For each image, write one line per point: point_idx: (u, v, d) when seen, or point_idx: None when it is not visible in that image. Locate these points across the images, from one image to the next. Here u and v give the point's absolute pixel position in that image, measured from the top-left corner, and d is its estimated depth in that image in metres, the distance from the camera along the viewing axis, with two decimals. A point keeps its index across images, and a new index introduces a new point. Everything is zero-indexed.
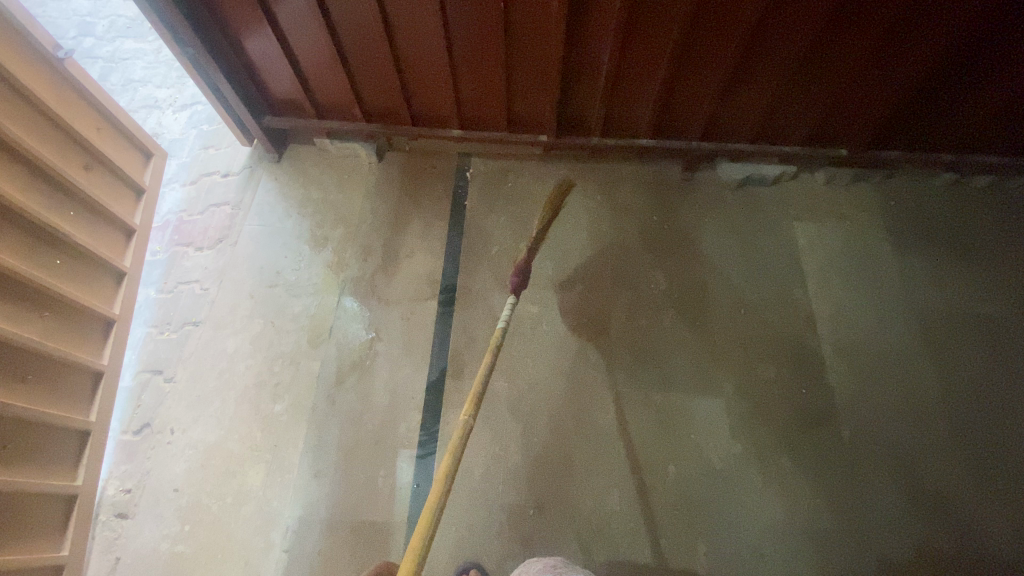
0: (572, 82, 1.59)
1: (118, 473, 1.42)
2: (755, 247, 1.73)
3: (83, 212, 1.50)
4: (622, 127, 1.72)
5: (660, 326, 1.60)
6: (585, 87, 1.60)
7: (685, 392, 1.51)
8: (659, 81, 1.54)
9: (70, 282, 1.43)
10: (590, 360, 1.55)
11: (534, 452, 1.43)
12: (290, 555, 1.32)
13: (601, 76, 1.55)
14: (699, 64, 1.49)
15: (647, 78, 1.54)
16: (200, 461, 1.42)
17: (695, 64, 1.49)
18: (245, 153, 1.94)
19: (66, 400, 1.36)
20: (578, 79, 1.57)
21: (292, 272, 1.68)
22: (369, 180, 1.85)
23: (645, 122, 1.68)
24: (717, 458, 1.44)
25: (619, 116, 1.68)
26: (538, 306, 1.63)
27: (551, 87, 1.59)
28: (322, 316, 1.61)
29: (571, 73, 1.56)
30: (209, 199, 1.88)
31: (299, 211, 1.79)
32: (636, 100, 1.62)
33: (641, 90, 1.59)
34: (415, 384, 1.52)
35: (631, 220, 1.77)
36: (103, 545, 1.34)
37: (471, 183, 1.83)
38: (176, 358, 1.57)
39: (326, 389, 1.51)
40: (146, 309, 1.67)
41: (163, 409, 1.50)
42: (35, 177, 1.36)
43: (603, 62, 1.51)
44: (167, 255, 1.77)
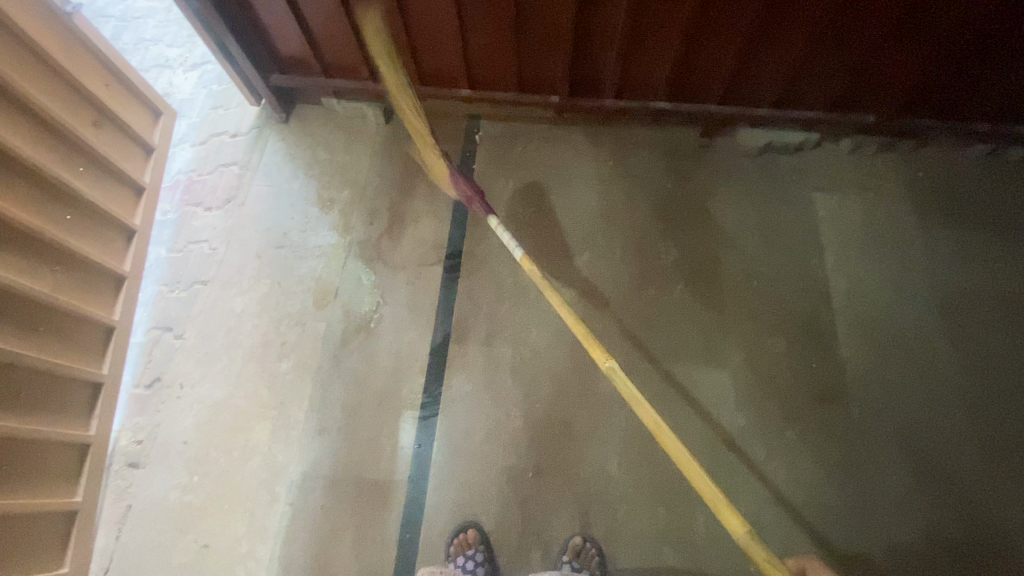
0: (586, 39, 1.51)
1: (129, 425, 1.46)
2: (773, 218, 1.66)
3: (91, 168, 1.50)
4: (637, 90, 1.65)
5: (668, 297, 1.56)
6: (599, 46, 1.53)
7: (692, 364, 1.48)
8: (678, 40, 1.46)
9: (80, 237, 1.44)
10: (596, 329, 1.53)
11: (536, 419, 1.43)
12: (293, 509, 1.35)
13: (615, 33, 1.47)
14: (719, 23, 1.41)
15: (664, 34, 1.46)
16: (207, 417, 1.45)
17: (716, 20, 1.40)
18: (253, 114, 1.92)
19: (78, 353, 1.39)
20: (591, 38, 1.51)
21: (299, 233, 1.68)
22: (377, 143, 1.82)
23: (661, 83, 1.61)
24: (720, 430, 1.41)
25: (634, 77, 1.61)
26: (543, 273, 1.61)
27: (563, 44, 1.52)
28: (328, 277, 1.61)
29: (584, 32, 1.49)
30: (218, 160, 1.87)
31: (306, 172, 1.78)
32: (652, 61, 1.55)
33: (658, 52, 1.51)
34: (420, 347, 1.53)
35: (644, 187, 1.71)
36: (116, 493, 1.39)
37: (480, 147, 1.80)
38: (185, 316, 1.59)
39: (331, 350, 1.52)
40: (157, 268, 1.69)
41: (172, 364, 1.52)
42: (40, 129, 1.35)
43: (618, 21, 1.44)
44: (177, 215, 1.78)
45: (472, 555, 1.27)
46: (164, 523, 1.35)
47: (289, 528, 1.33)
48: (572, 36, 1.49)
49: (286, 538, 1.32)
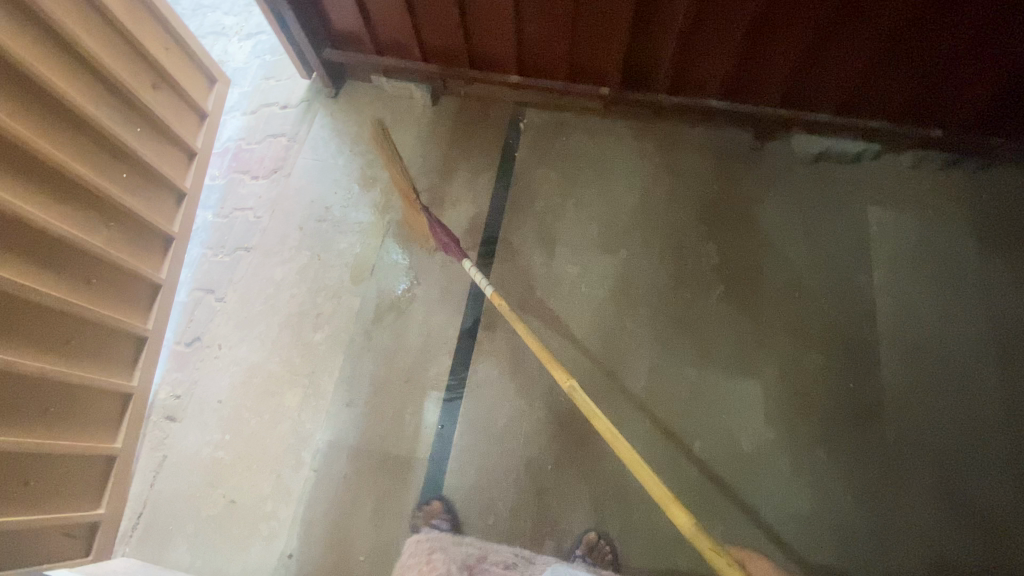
0: (644, 31, 1.47)
1: (169, 379, 1.52)
2: (821, 228, 1.61)
3: (148, 130, 1.55)
4: (691, 86, 1.60)
5: (705, 302, 1.52)
6: (657, 38, 1.48)
7: (724, 372, 1.45)
8: (739, 37, 1.41)
9: (135, 196, 1.50)
10: (627, 329, 1.51)
11: (558, 411, 1.43)
12: (317, 475, 1.39)
13: (674, 26, 1.43)
14: (786, 22, 1.35)
15: (725, 30, 1.41)
16: (242, 378, 1.50)
17: (784, 17, 1.34)
18: (303, 87, 1.95)
19: (128, 307, 1.45)
20: (649, 31, 1.47)
21: (341, 208, 1.71)
22: (422, 124, 1.83)
23: (717, 81, 1.56)
24: (747, 442, 1.39)
25: (690, 73, 1.56)
26: (577, 266, 1.59)
27: (618, 35, 1.48)
28: (366, 253, 1.65)
29: (642, 23, 1.45)
30: (268, 130, 1.92)
31: (351, 148, 1.81)
32: (710, 57, 1.50)
33: (717, 48, 1.47)
34: (449, 330, 1.54)
35: (689, 187, 1.67)
36: (152, 443, 1.45)
37: (523, 135, 1.79)
38: (227, 280, 1.64)
39: (363, 324, 1.56)
40: (203, 231, 1.75)
41: (213, 325, 1.58)
42: (103, 88, 1.40)
43: (678, 15, 1.40)
44: (226, 182, 1.84)
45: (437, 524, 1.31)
46: (195, 476, 1.40)
47: (313, 493, 1.37)
48: (630, 26, 1.45)
49: (309, 503, 1.36)
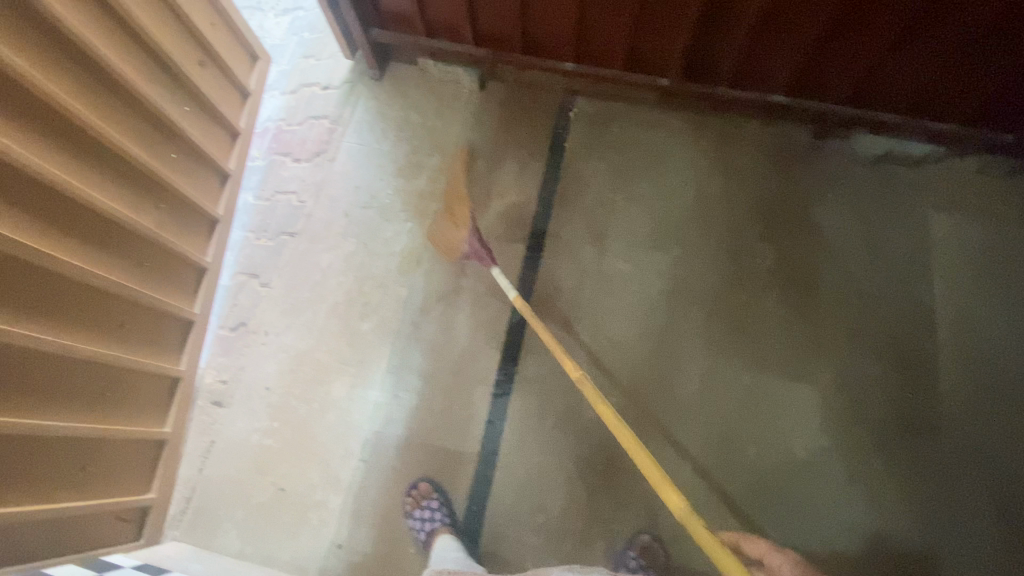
0: (715, 23, 1.40)
1: (214, 364, 1.51)
2: (881, 232, 1.56)
3: (195, 109, 1.51)
4: (755, 81, 1.55)
5: (762, 305, 1.50)
6: (726, 31, 1.42)
7: (780, 377, 1.43)
8: (813, 33, 1.35)
9: (183, 177, 1.46)
10: (681, 330, 1.48)
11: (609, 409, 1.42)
12: (366, 465, 1.38)
13: (746, 19, 1.37)
14: (865, 18, 1.29)
15: (800, 24, 1.35)
16: (290, 365, 1.48)
17: (864, 14, 1.28)
18: (346, 67, 1.90)
19: (176, 291, 1.43)
20: (718, 23, 1.40)
21: (387, 195, 1.68)
22: (469, 110, 1.78)
23: (784, 76, 1.50)
24: (802, 449, 1.37)
25: (756, 67, 1.50)
26: (629, 263, 1.56)
27: (687, 25, 1.42)
28: (412, 243, 1.62)
29: (713, 14, 1.38)
30: (309, 111, 1.87)
31: (396, 133, 1.76)
32: (779, 52, 1.44)
33: (788, 43, 1.41)
34: (497, 324, 1.52)
35: (745, 185, 1.63)
36: (200, 428, 1.45)
37: (574, 125, 1.74)
38: (271, 265, 1.61)
39: (411, 315, 1.54)
40: (244, 214, 1.71)
41: (258, 310, 1.56)
42: (154, 65, 1.36)
43: (751, 7, 1.33)
44: (267, 163, 1.80)
45: (427, 505, 1.31)
46: (245, 462, 1.40)
47: (362, 483, 1.37)
48: (701, 17, 1.38)
49: (358, 492, 1.36)
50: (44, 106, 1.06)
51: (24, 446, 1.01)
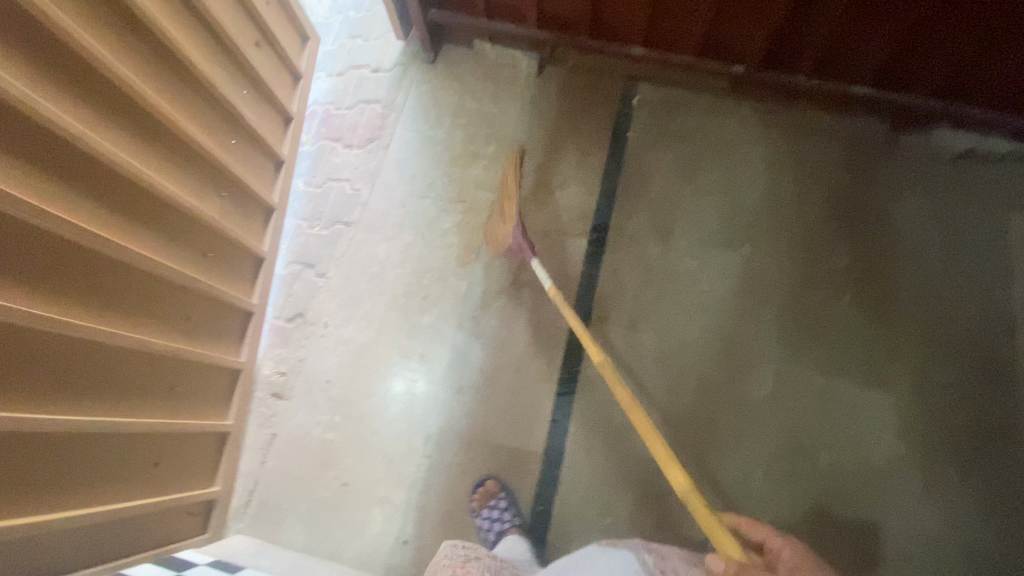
0: (799, 13, 1.32)
1: (272, 355, 1.50)
2: (961, 233, 1.51)
3: (251, 91, 1.46)
4: (836, 72, 1.48)
5: (833, 308, 1.47)
6: (812, 20, 1.34)
7: (852, 382, 1.40)
8: (905, 25, 1.27)
9: (241, 163, 1.42)
10: (750, 331, 1.45)
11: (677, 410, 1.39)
12: (429, 462, 1.37)
13: (834, 9, 1.29)
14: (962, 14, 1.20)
15: (890, 17, 1.26)
16: (350, 358, 1.46)
17: (961, 10, 1.20)
18: (396, 49, 1.83)
19: (235, 281, 1.40)
20: (804, 13, 1.32)
21: (443, 185, 1.63)
22: (526, 95, 1.71)
23: (868, 67, 1.43)
24: (876, 457, 1.35)
25: (839, 58, 1.43)
26: (696, 260, 1.52)
27: (771, 14, 1.34)
28: (470, 234, 1.58)
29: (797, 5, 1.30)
30: (359, 95, 1.82)
31: (451, 119, 1.70)
32: (866, 43, 1.36)
33: (876, 34, 1.32)
34: (559, 320, 1.48)
35: (816, 181, 1.58)
36: (260, 420, 1.43)
37: (637, 114, 1.67)
38: (328, 255, 1.59)
39: (471, 309, 1.50)
40: (296, 201, 1.68)
41: (316, 301, 1.54)
42: (213, 45, 1.30)
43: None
44: (317, 148, 1.76)
45: (495, 504, 1.30)
46: (307, 455, 1.39)
47: (426, 480, 1.36)
48: (789, 4, 1.31)
49: (421, 489, 1.35)
50: (112, 88, 1.01)
51: (98, 444, 0.99)
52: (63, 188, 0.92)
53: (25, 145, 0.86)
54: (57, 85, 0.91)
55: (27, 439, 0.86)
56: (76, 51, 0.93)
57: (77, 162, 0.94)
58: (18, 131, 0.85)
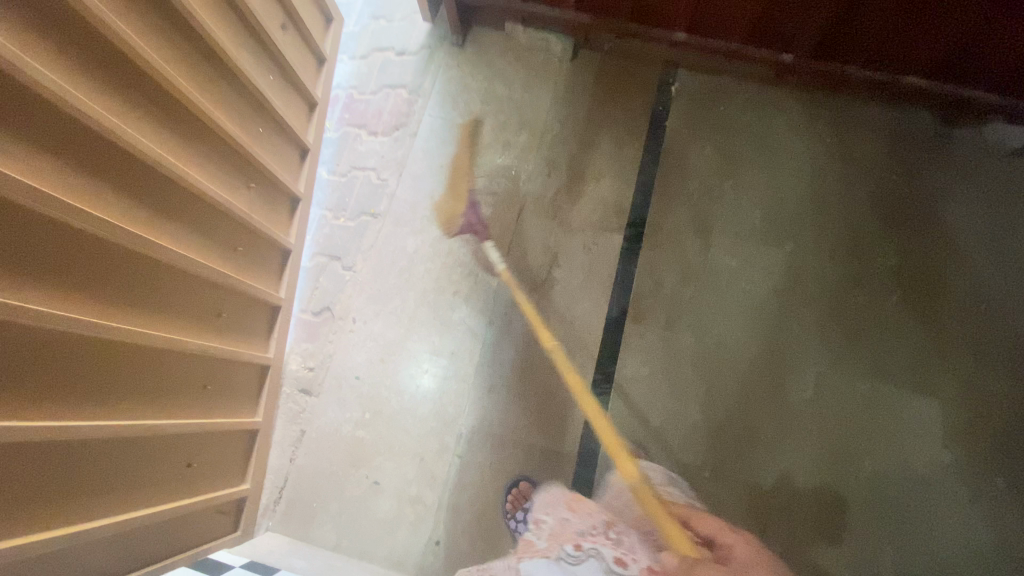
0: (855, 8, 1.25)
1: (300, 349, 1.47)
2: (1014, 234, 1.45)
3: (277, 76, 1.40)
4: (890, 63, 1.40)
5: (879, 310, 1.42)
6: (867, 15, 1.26)
7: (897, 388, 1.37)
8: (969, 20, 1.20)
9: (267, 152, 1.36)
10: (792, 333, 1.40)
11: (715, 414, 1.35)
12: (461, 461, 1.34)
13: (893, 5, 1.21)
14: None
15: (954, 12, 1.19)
16: (380, 355, 1.43)
17: None
18: (422, 30, 1.76)
19: (263, 274, 1.36)
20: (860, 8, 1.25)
21: (473, 176, 1.58)
22: (559, 82, 1.64)
23: (925, 59, 1.35)
24: (920, 464, 1.32)
25: (895, 50, 1.35)
26: (738, 258, 1.46)
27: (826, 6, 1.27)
28: (501, 228, 1.53)
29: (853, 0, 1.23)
30: (383, 79, 1.75)
31: (481, 106, 1.64)
32: (926, 38, 1.28)
33: (937, 29, 1.25)
34: (594, 319, 1.44)
35: (863, 177, 1.52)
36: (288, 416, 1.41)
37: (675, 103, 1.60)
38: (355, 247, 1.55)
39: (502, 306, 1.46)
40: (321, 190, 1.63)
41: (344, 295, 1.50)
42: (241, 27, 1.24)
43: None
44: (340, 135, 1.70)
45: (529, 508, 1.29)
46: (337, 453, 1.36)
47: (457, 480, 1.33)
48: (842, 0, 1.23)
49: (454, 489, 1.32)
50: (146, 78, 0.95)
51: (139, 449, 0.95)
52: (101, 185, 0.86)
53: (63, 142, 0.80)
54: (91, 75, 0.85)
55: (71, 447, 0.81)
56: (110, 38, 0.87)
57: (114, 157, 0.88)
58: (55, 127, 0.79)
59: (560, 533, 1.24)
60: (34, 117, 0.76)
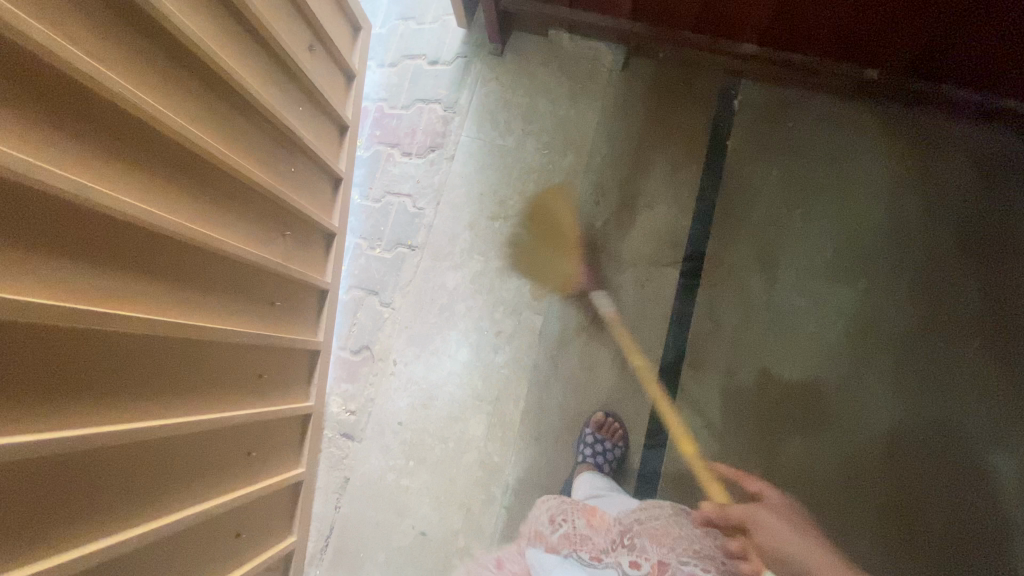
0: (958, 22, 1.13)
1: (339, 391, 1.43)
2: None
3: (307, 106, 1.30)
4: (985, 82, 1.27)
5: (960, 355, 1.29)
6: (971, 30, 1.14)
7: (978, 443, 1.25)
8: None
9: (301, 191, 1.28)
10: (862, 380, 1.30)
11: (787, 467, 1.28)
12: (508, 513, 1.30)
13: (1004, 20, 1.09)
14: None
15: None
16: (422, 400, 1.39)
17: None
18: (457, 37, 1.62)
19: (300, 321, 1.30)
20: (964, 23, 1.13)
21: (514, 204, 1.47)
22: (608, 97, 1.49)
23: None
24: (1004, 528, 1.21)
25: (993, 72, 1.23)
26: (804, 298, 1.35)
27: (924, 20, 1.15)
28: (546, 263, 1.43)
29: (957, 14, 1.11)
30: (416, 91, 1.62)
31: (523, 124, 1.51)
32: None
33: None
34: (647, 363, 1.36)
35: (947, 205, 1.37)
36: (331, 462, 1.38)
37: (738, 118, 1.45)
38: (393, 282, 1.48)
39: (548, 348, 1.39)
40: (354, 217, 1.55)
41: (383, 334, 1.45)
42: (268, 60, 1.13)
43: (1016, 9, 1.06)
44: (372, 155, 1.60)
45: None
46: (382, 501, 1.34)
47: (505, 533, 1.29)
48: (945, 13, 1.11)
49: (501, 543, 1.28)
50: (162, 140, 0.84)
51: (166, 544, 0.89)
52: (116, 275, 0.77)
53: (67, 238, 0.70)
54: (97, 150, 0.74)
55: (97, 562, 0.76)
56: (144, 121, 0.80)
57: (127, 239, 0.78)
58: (59, 222, 0.68)
59: (573, 540, 1.07)
60: (32, 219, 0.65)
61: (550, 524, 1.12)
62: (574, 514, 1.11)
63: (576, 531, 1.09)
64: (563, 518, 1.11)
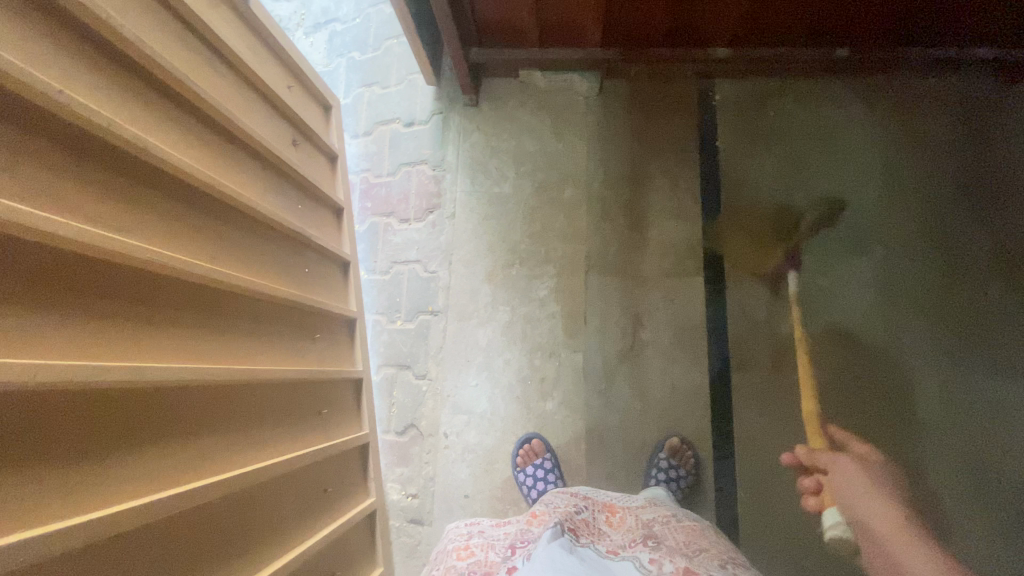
0: None
1: (396, 476, 1.39)
2: None
3: (304, 202, 1.27)
4: (943, 37, 1.35)
5: (985, 298, 1.33)
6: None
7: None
8: None
9: (316, 287, 1.25)
10: (904, 344, 1.32)
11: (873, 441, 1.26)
12: None
13: None
14: None
15: None
16: (482, 466, 1.36)
17: None
18: (428, 94, 1.61)
19: (344, 419, 1.25)
20: None
21: (527, 247, 1.46)
22: (592, 123, 1.50)
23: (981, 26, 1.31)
24: None
25: (949, 24, 1.31)
26: (829, 277, 1.37)
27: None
28: (572, 299, 1.42)
29: None
30: (399, 156, 1.60)
31: (514, 167, 1.51)
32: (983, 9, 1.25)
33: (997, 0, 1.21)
34: (696, 377, 1.35)
35: (934, 157, 1.42)
36: (405, 551, 1.35)
37: (721, 118, 1.47)
38: (423, 352, 1.45)
39: (596, 384, 1.37)
40: (366, 296, 1.52)
41: (426, 408, 1.42)
42: (262, 169, 1.10)
43: None
44: (369, 228, 1.57)
45: None
46: None
47: None
48: None
49: None
50: (175, 290, 0.80)
51: None
52: (161, 450, 0.73)
53: (109, 431, 0.66)
54: (112, 326, 0.70)
55: None
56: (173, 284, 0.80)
57: (164, 409, 0.74)
58: (91, 417, 0.64)
59: (591, 529, 0.96)
60: (52, 431, 0.60)
61: (550, 506, 1.02)
62: (592, 509, 1.03)
63: (592, 526, 0.97)
64: (574, 503, 1.01)
